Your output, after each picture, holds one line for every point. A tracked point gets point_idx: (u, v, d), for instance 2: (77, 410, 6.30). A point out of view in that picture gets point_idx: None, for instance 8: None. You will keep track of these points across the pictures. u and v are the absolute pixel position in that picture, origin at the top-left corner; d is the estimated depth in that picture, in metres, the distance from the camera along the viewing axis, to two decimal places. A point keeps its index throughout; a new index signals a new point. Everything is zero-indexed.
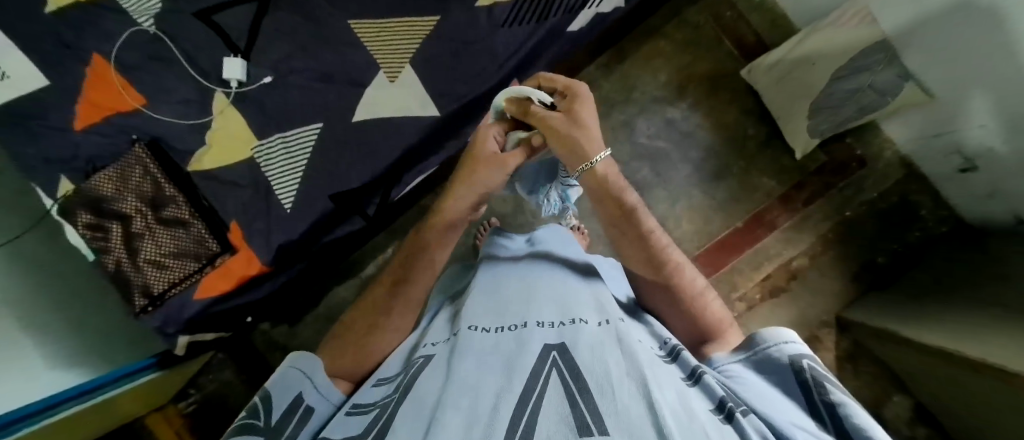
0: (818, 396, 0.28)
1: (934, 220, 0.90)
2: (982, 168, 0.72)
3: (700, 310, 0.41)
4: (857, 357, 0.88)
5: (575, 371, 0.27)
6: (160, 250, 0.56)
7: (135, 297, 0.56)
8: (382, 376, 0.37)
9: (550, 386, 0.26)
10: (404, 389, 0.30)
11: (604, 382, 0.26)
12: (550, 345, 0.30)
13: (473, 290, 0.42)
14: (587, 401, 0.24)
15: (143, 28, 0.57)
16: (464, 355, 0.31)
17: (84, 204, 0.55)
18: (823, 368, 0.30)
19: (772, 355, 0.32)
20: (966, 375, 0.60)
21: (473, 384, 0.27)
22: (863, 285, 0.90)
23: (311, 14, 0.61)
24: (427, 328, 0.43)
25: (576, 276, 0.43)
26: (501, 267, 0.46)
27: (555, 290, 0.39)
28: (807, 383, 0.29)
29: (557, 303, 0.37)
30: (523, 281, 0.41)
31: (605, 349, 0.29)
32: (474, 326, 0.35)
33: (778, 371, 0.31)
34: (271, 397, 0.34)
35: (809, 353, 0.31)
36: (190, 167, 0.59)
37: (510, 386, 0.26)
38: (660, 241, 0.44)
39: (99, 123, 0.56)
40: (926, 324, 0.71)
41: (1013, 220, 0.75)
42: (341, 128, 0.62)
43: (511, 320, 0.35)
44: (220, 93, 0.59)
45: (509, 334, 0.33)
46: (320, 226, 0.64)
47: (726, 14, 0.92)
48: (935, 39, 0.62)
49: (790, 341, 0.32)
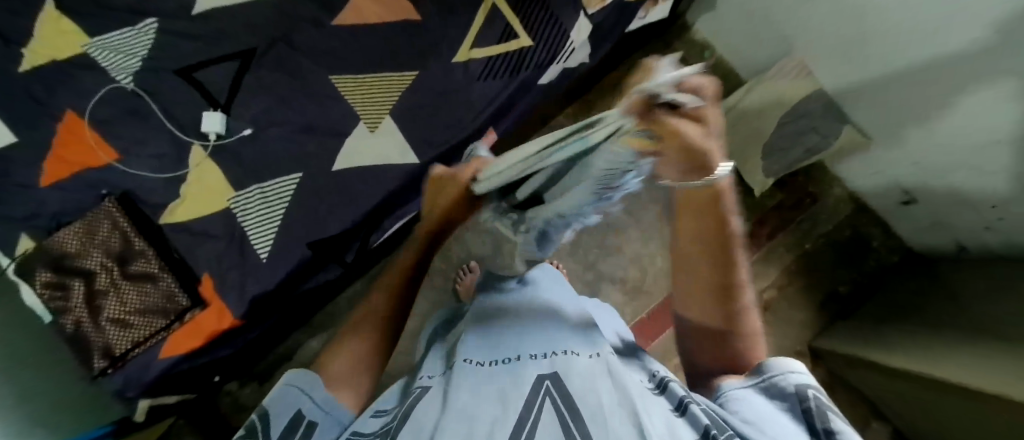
0: (819, 423, 0.27)
1: (887, 251, 0.96)
2: (921, 201, 0.79)
3: (728, 349, 0.34)
4: (833, 386, 0.90)
5: (568, 400, 0.27)
6: (125, 308, 0.54)
7: (94, 359, 0.52)
8: (379, 407, 0.35)
9: (543, 414, 0.26)
10: (404, 416, 0.30)
11: (596, 409, 0.26)
12: (544, 374, 0.30)
13: (469, 326, 0.41)
14: (580, 427, 0.25)
15: (122, 85, 0.58)
16: (458, 386, 0.31)
17: (47, 263, 0.53)
18: (830, 400, 0.28)
19: (778, 384, 0.30)
20: (937, 396, 0.63)
21: (468, 411, 0.27)
22: (830, 314, 0.94)
23: (293, 70, 0.63)
24: (423, 363, 0.42)
25: (568, 310, 0.43)
26: (494, 301, 0.46)
27: (546, 324, 0.39)
28: (809, 413, 0.28)
29: (549, 335, 0.37)
30: (518, 316, 0.41)
31: (596, 377, 0.29)
32: (469, 359, 0.35)
33: (779, 400, 0.29)
34: (270, 415, 0.34)
35: (814, 385, 0.30)
36: (163, 219, 0.58)
37: (505, 415, 0.27)
38: (740, 269, 0.34)
39: (67, 179, 0.55)
40: (895, 348, 0.74)
41: (954, 246, 0.81)
42: (322, 176, 0.63)
43: (504, 352, 0.35)
44: (198, 147, 0.60)
45: (501, 367, 0.33)
46: (299, 274, 0.62)
47: (680, 67, 1.01)
48: (865, 87, 0.72)
49: (794, 371, 0.30)
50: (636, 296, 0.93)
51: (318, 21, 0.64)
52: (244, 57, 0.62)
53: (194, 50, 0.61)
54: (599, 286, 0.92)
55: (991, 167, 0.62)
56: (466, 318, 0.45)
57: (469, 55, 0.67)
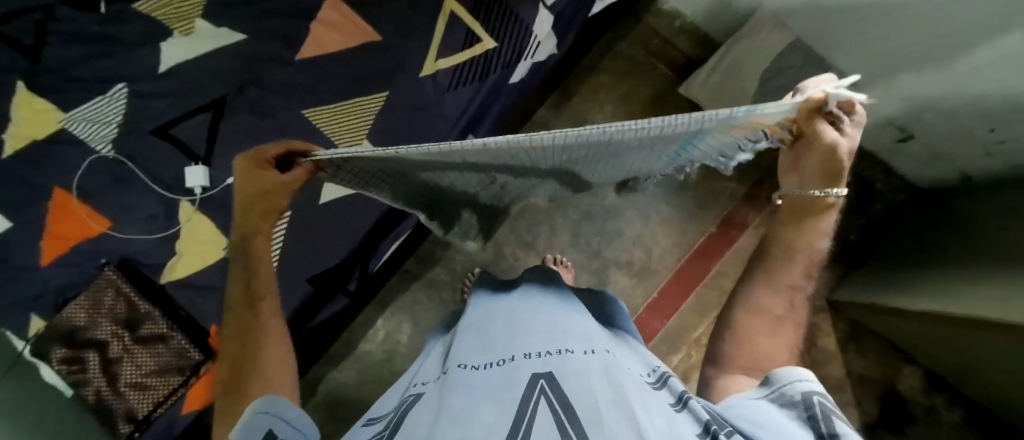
0: (823, 428, 0.27)
1: (892, 192, 0.94)
2: (919, 136, 0.77)
3: (763, 354, 0.37)
4: (857, 337, 0.89)
5: (563, 399, 0.27)
6: (141, 371, 0.56)
7: (118, 425, 0.54)
8: (372, 417, 0.35)
9: (538, 413, 0.26)
10: (395, 427, 0.30)
11: (592, 408, 0.26)
12: (538, 374, 0.30)
13: (466, 329, 0.42)
14: (576, 427, 0.24)
15: (102, 154, 0.59)
16: (454, 391, 0.30)
17: (59, 340, 0.55)
18: (836, 406, 0.28)
19: (785, 392, 0.30)
20: (966, 333, 0.61)
21: (462, 415, 0.27)
22: (843, 265, 0.93)
23: (264, 111, 0.63)
24: (419, 369, 0.43)
25: (565, 307, 0.44)
26: (494, 298, 0.47)
27: (541, 323, 0.39)
28: (814, 418, 0.28)
29: (544, 334, 0.37)
30: (511, 316, 0.41)
31: (590, 376, 0.30)
32: (464, 364, 0.35)
33: (787, 407, 0.29)
34: None
35: (821, 391, 0.29)
36: (163, 278, 0.59)
37: (501, 417, 0.26)
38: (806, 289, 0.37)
39: (67, 254, 0.56)
40: (915, 290, 0.72)
41: (960, 176, 0.79)
42: (310, 212, 0.63)
43: (499, 354, 0.35)
44: (185, 202, 0.60)
45: (496, 368, 0.33)
46: (304, 310, 0.64)
47: (654, 41, 0.99)
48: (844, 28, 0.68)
49: (804, 379, 0.30)
50: (646, 276, 0.92)
51: (282, 58, 0.64)
52: (215, 107, 0.62)
53: (166, 107, 0.61)
54: (607, 273, 0.91)
55: (985, 94, 0.60)
56: (461, 320, 0.46)
57: (436, 67, 0.66)
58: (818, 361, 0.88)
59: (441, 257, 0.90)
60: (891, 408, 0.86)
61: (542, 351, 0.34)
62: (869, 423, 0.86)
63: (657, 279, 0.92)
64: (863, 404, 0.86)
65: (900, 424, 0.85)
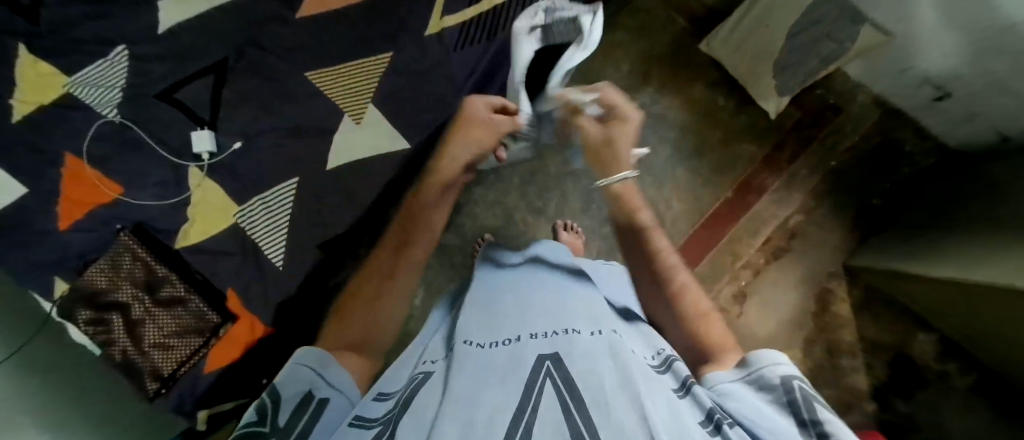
0: (806, 413, 0.29)
1: (921, 154, 0.89)
2: (957, 94, 0.72)
3: (706, 336, 0.41)
4: (871, 303, 0.88)
5: (569, 383, 0.27)
6: (163, 332, 0.58)
7: (145, 381, 0.57)
8: (382, 392, 0.36)
9: (543, 397, 0.26)
10: (403, 405, 0.30)
11: (597, 391, 0.26)
12: (544, 355, 0.30)
13: (473, 305, 0.42)
14: (581, 412, 0.25)
15: (109, 119, 0.58)
16: (460, 370, 0.30)
17: (83, 302, 0.56)
18: (813, 389, 0.30)
19: (765, 374, 0.31)
20: (989, 301, 0.59)
21: (469, 395, 0.27)
22: (863, 230, 0.90)
23: (267, 73, 0.61)
24: (427, 345, 0.44)
25: (572, 284, 0.43)
26: (503, 273, 0.48)
27: (549, 302, 0.39)
28: (795, 404, 0.29)
29: (551, 313, 0.37)
30: (519, 296, 0.41)
31: (597, 359, 0.29)
32: (470, 341, 0.35)
33: (765, 390, 0.31)
34: (282, 395, 0.33)
35: (798, 375, 0.31)
36: (177, 243, 0.59)
37: (506, 399, 0.26)
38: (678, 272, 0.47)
39: (84, 219, 0.57)
40: (936, 259, 0.70)
41: (997, 137, 0.74)
42: (318, 178, 0.63)
43: (506, 334, 0.35)
44: (194, 168, 0.60)
45: (502, 348, 0.33)
46: (315, 276, 0.66)
47: None
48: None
49: (782, 363, 0.32)
50: None
51: (282, 17, 0.61)
52: (218, 70, 0.60)
53: (168, 70, 0.60)
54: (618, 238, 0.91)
55: None
56: (469, 294, 0.46)
57: (442, 25, 0.64)
58: (829, 327, 0.88)
59: (451, 222, 0.90)
60: (902, 374, 0.86)
61: (548, 331, 0.34)
62: (877, 387, 0.86)
63: (669, 244, 0.90)
64: (873, 369, 0.86)
65: (909, 389, 0.85)
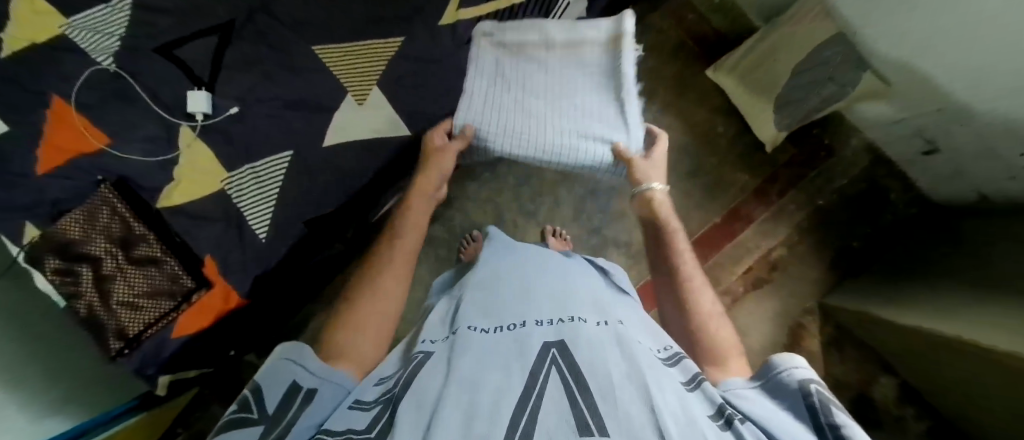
0: (824, 419, 0.28)
1: (905, 204, 0.92)
2: (945, 151, 0.75)
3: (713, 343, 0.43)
4: (841, 342, 0.91)
5: (575, 370, 0.27)
6: (133, 291, 0.56)
7: (109, 340, 0.55)
8: (381, 375, 0.36)
9: (549, 382, 0.26)
10: (405, 383, 0.30)
11: (604, 382, 0.26)
12: (549, 342, 0.30)
13: (477, 284, 0.42)
14: (586, 399, 0.24)
15: (104, 67, 0.56)
16: (465, 351, 0.30)
17: (50, 250, 0.54)
18: (832, 393, 0.29)
19: (783, 379, 0.31)
20: (954, 354, 0.62)
21: (473, 379, 0.27)
22: (840, 271, 0.92)
23: (275, 41, 0.60)
24: (424, 321, 0.43)
25: (578, 277, 0.43)
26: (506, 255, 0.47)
27: (552, 290, 0.38)
28: (814, 408, 0.28)
29: (554, 299, 0.36)
30: (521, 281, 0.40)
31: (603, 349, 0.29)
32: (473, 326, 0.35)
33: (783, 394, 0.30)
34: (265, 389, 0.32)
35: (817, 377, 0.30)
36: (160, 203, 0.58)
37: (510, 385, 0.26)
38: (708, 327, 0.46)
39: (65, 167, 0.55)
40: (912, 308, 0.71)
41: (976, 197, 0.78)
42: (314, 155, 0.62)
43: (508, 319, 0.35)
44: (186, 127, 0.59)
45: (508, 333, 0.33)
46: (298, 250, 0.65)
47: (688, 17, 0.94)
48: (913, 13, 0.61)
49: (799, 366, 0.31)
50: (641, 259, 0.92)
51: None
52: (223, 31, 0.59)
53: (171, 26, 0.58)
54: (604, 250, 0.91)
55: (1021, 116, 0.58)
56: (471, 273, 0.46)
57: (456, 17, 0.65)
58: None
59: (441, 214, 0.89)
60: (863, 415, 0.87)
61: (551, 318, 0.34)
62: None
63: None
64: None
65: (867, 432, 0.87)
